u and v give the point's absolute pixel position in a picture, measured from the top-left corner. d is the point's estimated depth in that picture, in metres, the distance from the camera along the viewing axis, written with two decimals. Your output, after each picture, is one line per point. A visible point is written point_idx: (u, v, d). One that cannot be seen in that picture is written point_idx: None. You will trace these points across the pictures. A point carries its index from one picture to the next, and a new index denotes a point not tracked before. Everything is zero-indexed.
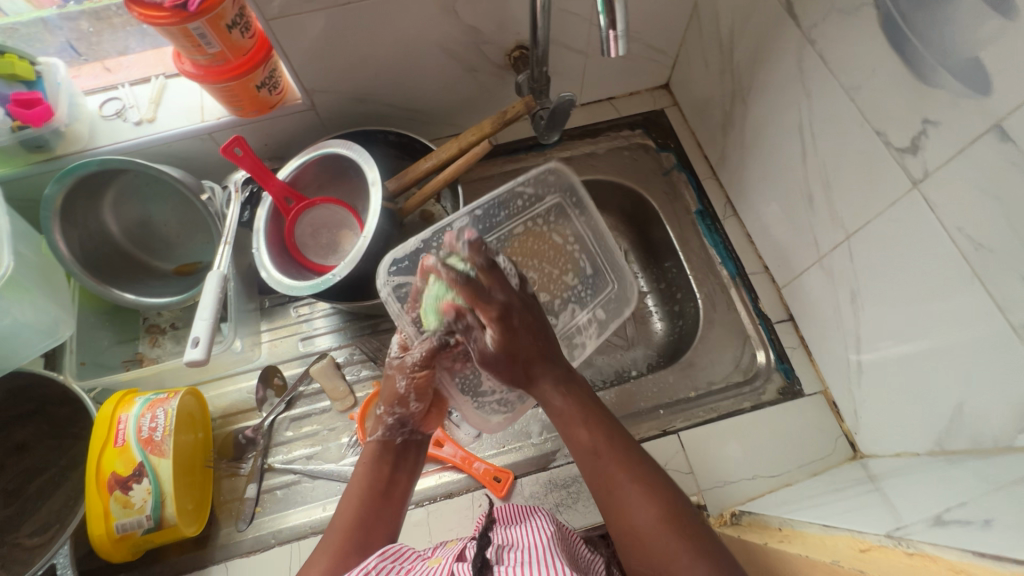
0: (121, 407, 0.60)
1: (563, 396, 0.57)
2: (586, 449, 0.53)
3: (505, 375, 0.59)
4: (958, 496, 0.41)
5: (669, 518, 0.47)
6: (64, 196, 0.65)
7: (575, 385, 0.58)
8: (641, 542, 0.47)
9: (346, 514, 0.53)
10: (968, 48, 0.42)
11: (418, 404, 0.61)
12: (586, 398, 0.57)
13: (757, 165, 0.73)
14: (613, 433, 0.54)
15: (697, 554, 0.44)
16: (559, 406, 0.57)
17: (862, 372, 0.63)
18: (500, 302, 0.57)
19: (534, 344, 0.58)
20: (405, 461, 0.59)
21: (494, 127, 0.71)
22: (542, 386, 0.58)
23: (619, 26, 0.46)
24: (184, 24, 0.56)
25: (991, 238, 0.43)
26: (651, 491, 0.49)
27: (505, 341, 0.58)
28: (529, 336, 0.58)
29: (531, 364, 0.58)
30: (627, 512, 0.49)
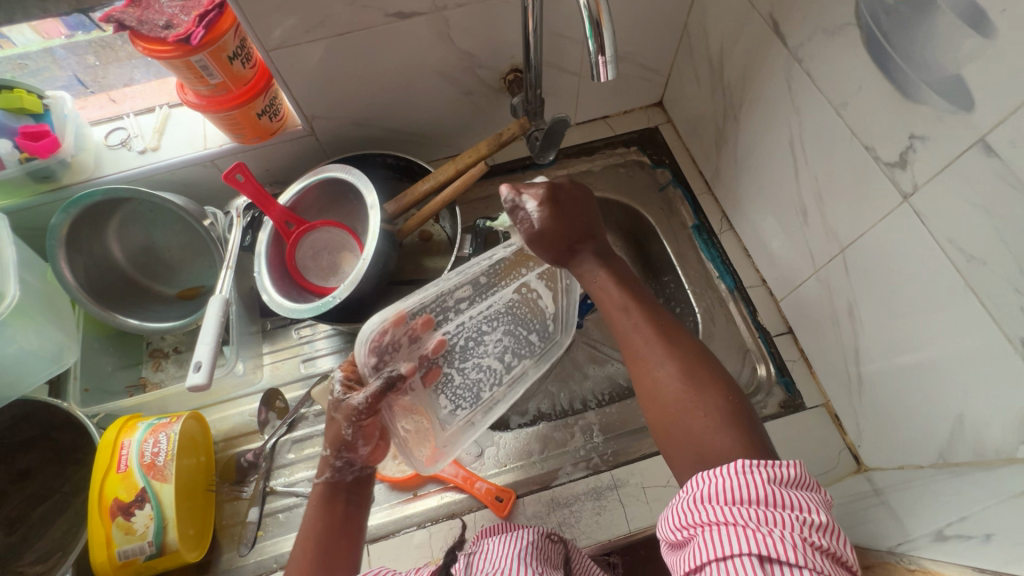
0: (124, 433, 0.60)
1: (601, 265, 0.57)
2: (615, 305, 0.54)
3: (549, 253, 0.59)
4: (962, 510, 0.41)
5: (692, 376, 0.48)
6: (69, 225, 0.66)
7: (603, 269, 0.57)
8: (660, 394, 0.48)
9: (303, 555, 0.49)
10: (950, 65, 0.42)
11: (368, 446, 0.54)
12: (619, 290, 0.55)
13: (751, 180, 0.74)
14: (643, 301, 0.55)
15: (724, 414, 0.45)
16: (592, 278, 0.57)
17: (862, 383, 0.63)
18: (546, 185, 0.59)
19: (580, 217, 0.59)
20: (358, 499, 0.54)
21: (490, 148, 0.72)
22: (581, 261, 0.58)
23: (608, 51, 0.47)
24: (187, 57, 0.58)
25: (982, 250, 0.44)
26: (697, 390, 0.47)
27: (552, 219, 0.58)
28: (570, 224, 0.58)
29: (566, 241, 0.58)
30: (686, 418, 0.46)
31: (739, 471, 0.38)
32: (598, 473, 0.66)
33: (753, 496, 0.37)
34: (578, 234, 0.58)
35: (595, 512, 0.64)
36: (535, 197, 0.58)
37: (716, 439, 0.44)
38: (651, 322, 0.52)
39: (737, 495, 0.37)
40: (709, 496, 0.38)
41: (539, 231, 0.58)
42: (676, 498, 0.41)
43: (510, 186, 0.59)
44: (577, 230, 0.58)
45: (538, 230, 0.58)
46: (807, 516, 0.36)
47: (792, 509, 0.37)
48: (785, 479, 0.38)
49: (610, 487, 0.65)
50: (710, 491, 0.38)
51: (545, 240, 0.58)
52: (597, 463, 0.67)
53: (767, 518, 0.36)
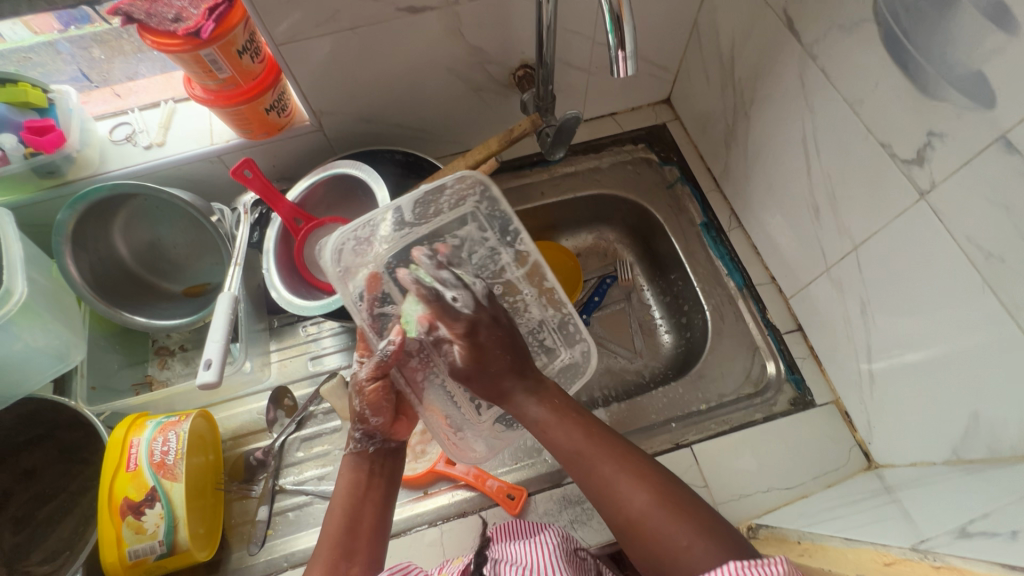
0: (132, 431, 0.60)
1: (543, 402, 0.57)
2: (568, 454, 0.54)
3: (483, 394, 0.60)
4: (981, 507, 0.41)
5: (664, 502, 0.49)
6: (75, 221, 0.65)
7: (547, 406, 0.57)
8: (638, 528, 0.49)
9: (333, 522, 0.53)
10: (971, 62, 0.42)
11: (379, 418, 0.58)
12: (561, 411, 0.57)
13: (761, 177, 0.74)
14: (595, 430, 0.55)
15: (699, 531, 0.47)
16: (536, 415, 0.57)
17: (874, 381, 0.63)
18: (467, 320, 0.59)
19: (506, 355, 0.59)
20: (382, 469, 0.58)
21: (501, 144, 0.71)
22: (517, 400, 0.58)
23: (628, 46, 0.46)
24: (197, 50, 0.57)
25: (1002, 248, 0.44)
26: (665, 509, 0.49)
27: (473, 359, 0.59)
28: (495, 348, 0.59)
29: (502, 381, 0.59)
30: (670, 539, 0.47)
31: (733, 574, 0.38)
32: None
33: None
34: (520, 363, 0.59)
35: None
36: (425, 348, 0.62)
37: (706, 561, 0.45)
38: (604, 449, 0.53)
39: None
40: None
41: (462, 368, 0.60)
42: None
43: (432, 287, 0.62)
44: (516, 357, 0.59)
45: (470, 366, 0.60)
46: None
47: None
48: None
49: None
50: None
51: (481, 378, 0.59)
52: None
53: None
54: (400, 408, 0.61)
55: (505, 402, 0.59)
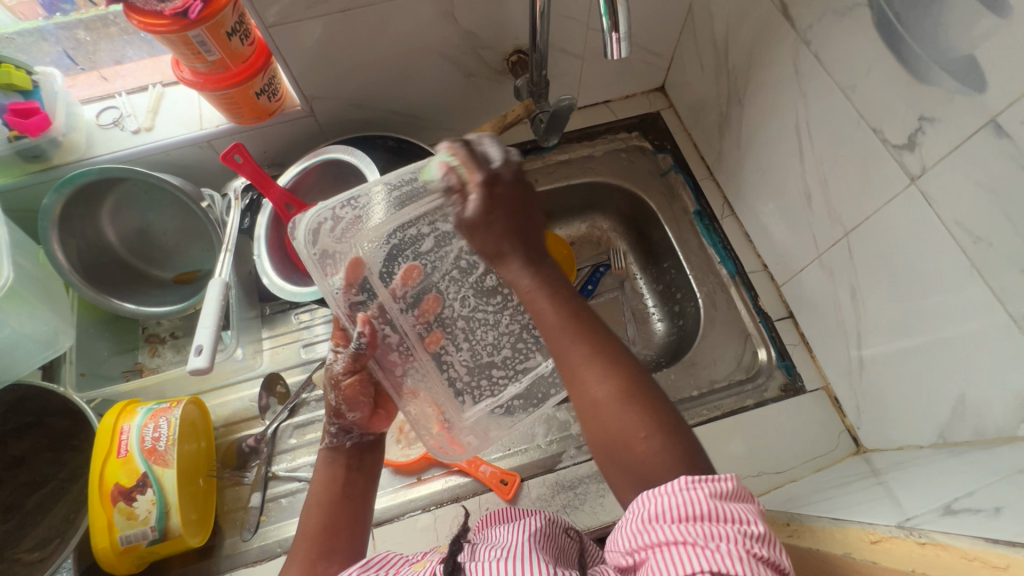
0: (123, 418, 0.59)
1: (532, 270, 0.49)
2: (552, 325, 0.47)
3: (476, 251, 0.50)
4: (966, 486, 0.42)
5: (630, 395, 0.44)
6: (62, 206, 0.64)
7: (536, 275, 0.49)
8: (601, 416, 0.44)
9: (311, 520, 0.52)
10: (962, 46, 0.42)
11: (356, 413, 0.56)
12: (547, 287, 0.49)
13: (754, 165, 0.74)
14: (581, 313, 0.48)
15: (659, 429, 0.42)
16: (525, 285, 0.49)
17: (863, 367, 0.64)
18: (476, 196, 0.47)
19: (523, 216, 0.49)
20: (362, 464, 0.56)
21: (494, 130, 0.70)
22: (512, 268, 0.49)
23: (622, 29, 0.46)
24: (184, 31, 0.56)
25: (990, 232, 0.44)
26: (643, 409, 0.43)
27: (485, 211, 0.47)
28: (509, 209, 0.48)
29: (507, 237, 0.48)
30: (629, 431, 0.43)
31: (682, 488, 0.36)
32: None
33: (698, 513, 0.35)
34: (519, 231, 0.49)
35: (600, 494, 0.64)
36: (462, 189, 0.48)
37: (660, 459, 0.42)
38: (588, 335, 0.46)
39: (684, 512, 0.36)
40: (656, 515, 0.36)
41: (471, 221, 0.48)
42: (625, 521, 0.39)
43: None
44: (524, 225, 0.49)
45: (479, 218, 0.48)
46: (749, 529, 0.35)
47: (733, 523, 0.35)
48: (724, 492, 0.37)
49: None
50: (657, 510, 0.36)
51: (483, 233, 0.48)
52: None
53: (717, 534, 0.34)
54: (378, 401, 0.57)
55: (495, 264, 0.51)
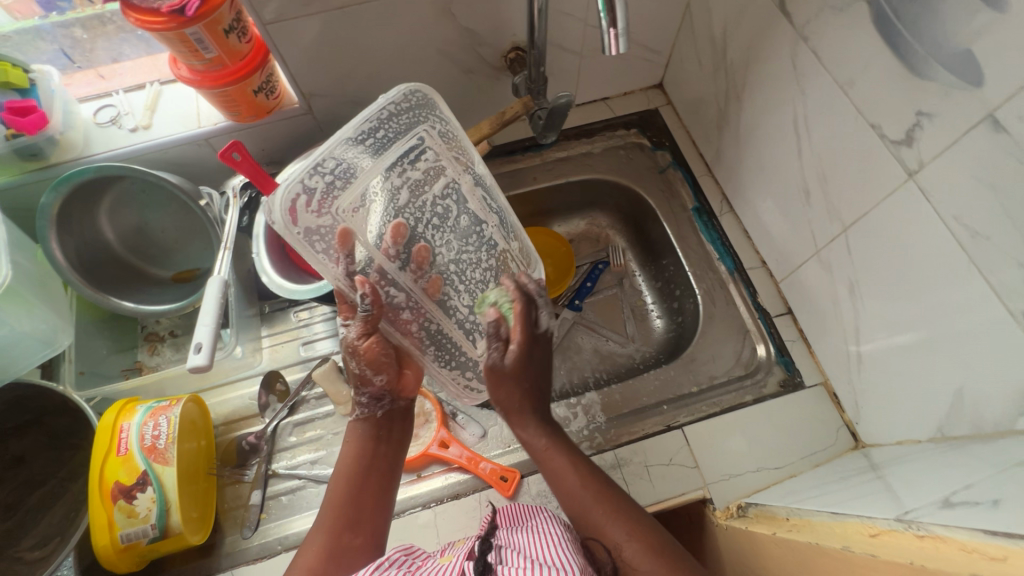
0: (123, 416, 0.59)
1: (546, 433, 0.56)
2: (571, 489, 0.53)
3: (503, 398, 0.56)
4: (964, 479, 0.42)
5: (658, 552, 0.48)
6: (60, 205, 0.64)
7: (552, 440, 0.56)
8: None
9: (337, 486, 0.53)
10: (959, 40, 0.42)
11: (383, 377, 0.58)
12: (560, 449, 0.55)
13: (752, 161, 0.74)
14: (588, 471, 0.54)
15: None
16: (537, 443, 0.56)
17: (862, 363, 0.64)
18: (515, 347, 0.55)
19: (536, 372, 0.58)
20: (388, 436, 0.58)
21: (491, 128, 0.70)
22: (528, 424, 0.56)
23: (619, 25, 0.46)
24: (181, 29, 0.56)
25: (987, 226, 0.44)
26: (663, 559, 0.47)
27: (519, 364, 0.56)
28: (533, 369, 0.57)
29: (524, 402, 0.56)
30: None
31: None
32: (601, 453, 0.67)
33: None
34: (535, 395, 0.57)
35: None
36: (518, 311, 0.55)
37: None
38: (602, 491, 0.52)
39: None
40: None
41: (504, 370, 0.55)
42: None
43: (396, 224, 0.54)
44: (540, 380, 0.58)
45: (503, 374, 0.55)
46: None
47: None
48: None
49: (613, 467, 0.66)
50: None
51: (512, 385, 0.55)
52: (600, 443, 0.68)
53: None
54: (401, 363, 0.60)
55: (509, 423, 0.57)
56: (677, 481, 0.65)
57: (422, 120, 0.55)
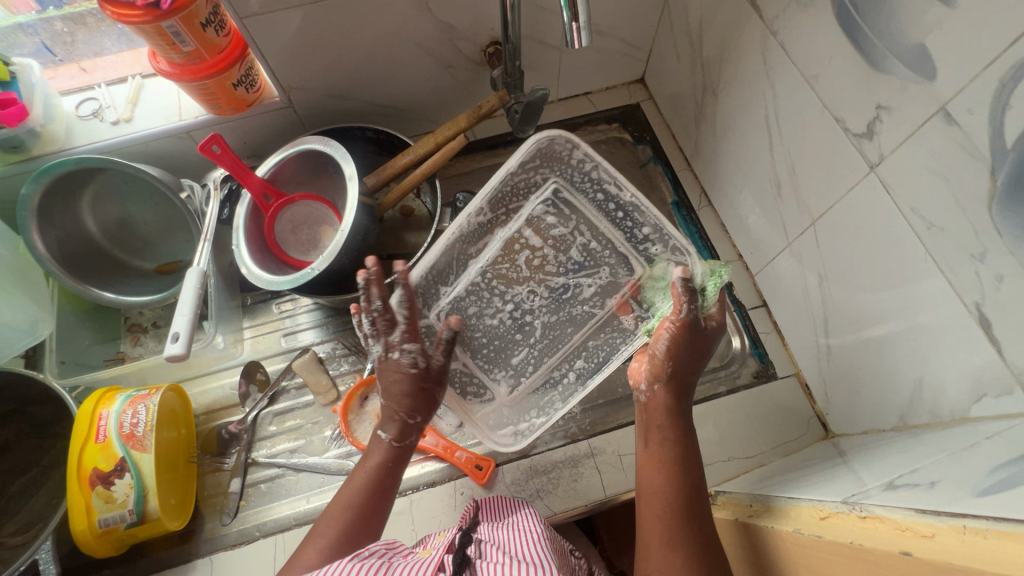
0: (102, 404, 0.60)
1: (677, 427, 0.54)
2: (658, 472, 0.52)
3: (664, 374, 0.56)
4: (915, 463, 0.43)
5: None
6: (40, 196, 0.65)
7: (679, 439, 0.54)
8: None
9: (359, 495, 0.53)
10: (914, 35, 0.43)
11: (438, 395, 0.58)
12: (688, 451, 0.53)
13: (728, 156, 0.75)
14: (692, 493, 0.50)
15: None
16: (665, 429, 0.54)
17: (831, 355, 0.65)
18: (711, 326, 0.57)
19: (693, 363, 0.56)
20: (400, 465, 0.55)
21: (469, 121, 0.72)
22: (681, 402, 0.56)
23: (581, 18, 0.47)
24: (157, 22, 0.57)
25: (941, 217, 0.45)
26: None
27: (690, 351, 0.56)
28: (680, 351, 0.55)
29: (672, 387, 0.56)
30: None
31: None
32: (576, 442, 0.68)
33: None
34: (682, 390, 0.56)
35: (572, 479, 0.66)
36: (718, 299, 0.59)
37: None
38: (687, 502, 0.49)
39: None
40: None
41: (687, 350, 0.56)
42: None
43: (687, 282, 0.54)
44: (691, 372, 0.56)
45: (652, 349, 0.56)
46: None
47: None
48: None
49: (587, 456, 0.67)
50: None
51: (682, 366, 0.56)
52: (575, 432, 0.70)
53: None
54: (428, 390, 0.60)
55: (665, 387, 0.56)
56: None
57: (539, 173, 0.67)
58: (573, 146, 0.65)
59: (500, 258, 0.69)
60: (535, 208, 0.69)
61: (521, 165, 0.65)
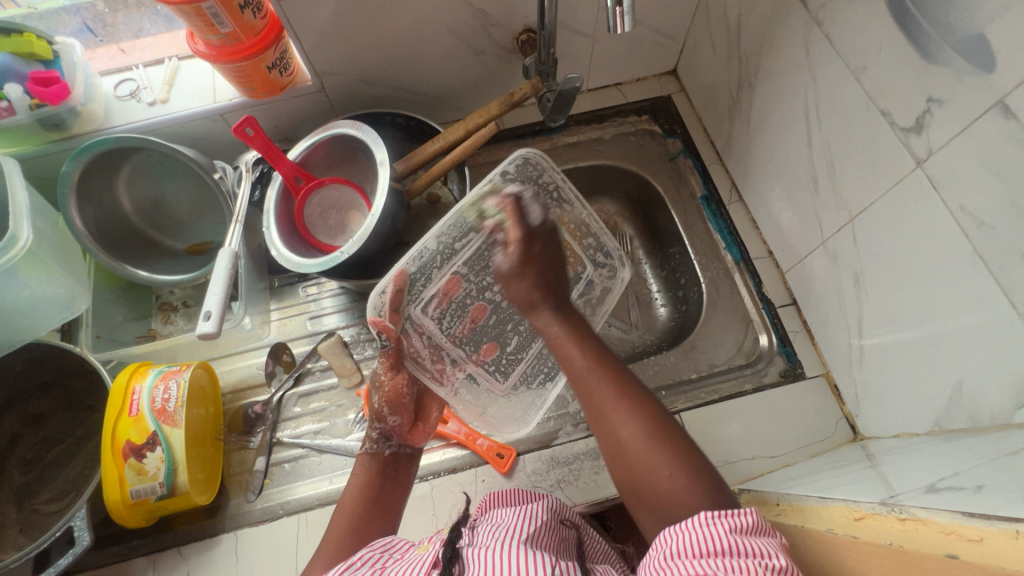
0: (135, 379, 0.61)
1: (562, 321, 0.54)
2: (577, 370, 0.51)
3: (520, 297, 0.57)
4: (955, 467, 0.42)
5: (659, 434, 0.46)
6: (80, 173, 0.66)
7: (563, 322, 0.55)
8: (625, 453, 0.46)
9: (339, 520, 0.55)
10: (973, 24, 0.42)
11: (397, 418, 0.62)
12: (573, 327, 0.54)
13: (762, 150, 0.74)
14: (606, 357, 0.52)
15: (683, 468, 0.44)
16: (553, 332, 0.54)
17: (864, 356, 0.63)
18: (532, 220, 0.58)
19: (551, 262, 0.58)
20: (395, 472, 0.60)
21: (501, 109, 0.72)
22: (543, 313, 0.55)
23: (625, 3, 0.46)
24: (198, 3, 0.57)
25: (992, 216, 0.44)
26: (676, 448, 0.45)
27: (523, 263, 0.56)
28: (544, 265, 0.57)
29: (539, 291, 0.56)
30: (660, 463, 0.44)
31: (700, 521, 0.38)
32: None
33: (720, 548, 0.37)
34: (550, 285, 0.56)
35: (594, 471, 0.66)
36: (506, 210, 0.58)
37: (684, 496, 0.42)
38: (611, 375, 0.50)
39: (705, 547, 0.37)
40: (679, 551, 0.38)
41: (509, 271, 0.57)
42: (650, 554, 0.40)
43: (500, 199, 0.59)
44: (558, 278, 0.57)
45: (514, 269, 0.56)
46: (769, 562, 0.36)
47: (753, 556, 0.36)
48: (745, 526, 0.38)
49: None
50: (679, 547, 0.38)
51: (518, 283, 0.56)
52: None
53: (736, 567, 0.35)
54: (418, 416, 0.64)
55: (528, 314, 0.57)
56: None
57: (518, 176, 0.66)
58: (542, 165, 0.67)
59: (483, 256, 0.68)
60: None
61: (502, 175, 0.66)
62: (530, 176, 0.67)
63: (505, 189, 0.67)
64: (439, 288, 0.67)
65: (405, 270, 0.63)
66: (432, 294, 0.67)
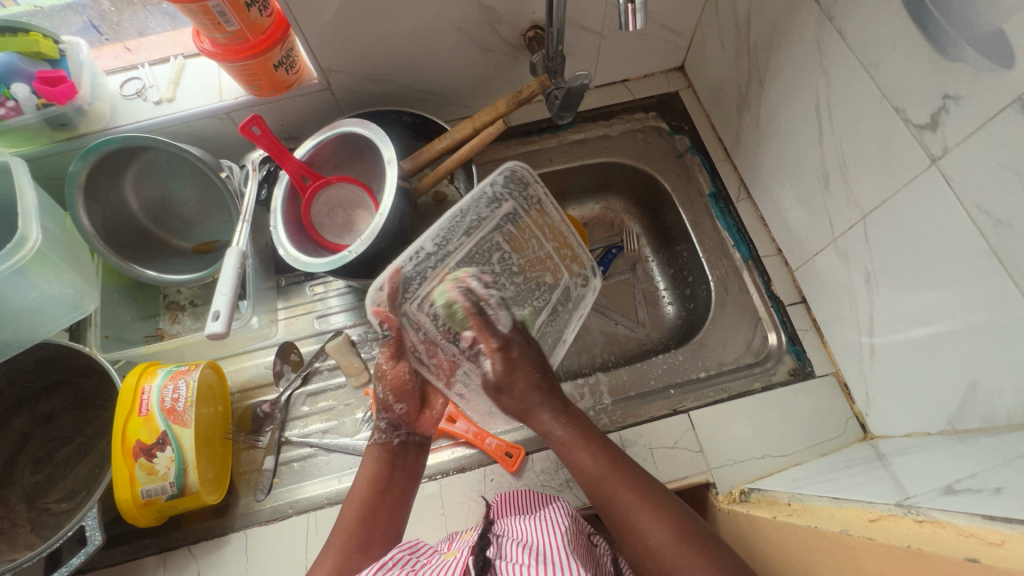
0: (144, 378, 0.62)
1: (563, 425, 0.57)
2: (595, 477, 0.54)
3: (514, 407, 0.60)
4: (971, 468, 0.41)
5: (685, 539, 0.48)
6: (87, 173, 0.66)
7: (570, 423, 0.58)
8: (656, 560, 0.48)
9: (348, 513, 0.56)
10: (991, 20, 0.41)
11: (403, 406, 0.63)
12: (581, 428, 0.57)
13: (772, 147, 0.73)
14: (612, 455, 0.55)
15: (716, 571, 0.46)
16: (558, 435, 0.57)
17: (874, 355, 0.63)
18: (505, 332, 0.62)
19: (535, 369, 0.61)
20: (405, 461, 0.60)
21: (508, 107, 0.71)
22: (540, 416, 0.58)
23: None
24: (204, 1, 0.57)
25: (1009, 214, 0.43)
26: (701, 552, 0.47)
27: (506, 371, 0.60)
28: (531, 364, 0.61)
29: (530, 397, 0.59)
30: (688, 572, 0.47)
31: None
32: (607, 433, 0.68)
33: None
34: (548, 385, 0.60)
35: None
36: (472, 321, 0.62)
37: None
38: (633, 478, 0.53)
39: None
40: None
41: (495, 382, 0.60)
42: None
43: (466, 300, 0.62)
44: (551, 379, 0.61)
45: (503, 379, 0.60)
46: None
47: None
48: None
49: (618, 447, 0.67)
50: None
51: (509, 395, 0.60)
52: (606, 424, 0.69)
53: None
54: (424, 402, 0.64)
55: (528, 418, 0.59)
56: (680, 464, 0.66)
57: (506, 188, 0.63)
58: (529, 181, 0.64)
59: (479, 259, 0.63)
60: (503, 232, 0.64)
61: (493, 184, 0.62)
62: (517, 184, 0.63)
63: (499, 194, 0.63)
64: (436, 285, 0.61)
65: (401, 269, 0.57)
66: (426, 292, 0.60)
